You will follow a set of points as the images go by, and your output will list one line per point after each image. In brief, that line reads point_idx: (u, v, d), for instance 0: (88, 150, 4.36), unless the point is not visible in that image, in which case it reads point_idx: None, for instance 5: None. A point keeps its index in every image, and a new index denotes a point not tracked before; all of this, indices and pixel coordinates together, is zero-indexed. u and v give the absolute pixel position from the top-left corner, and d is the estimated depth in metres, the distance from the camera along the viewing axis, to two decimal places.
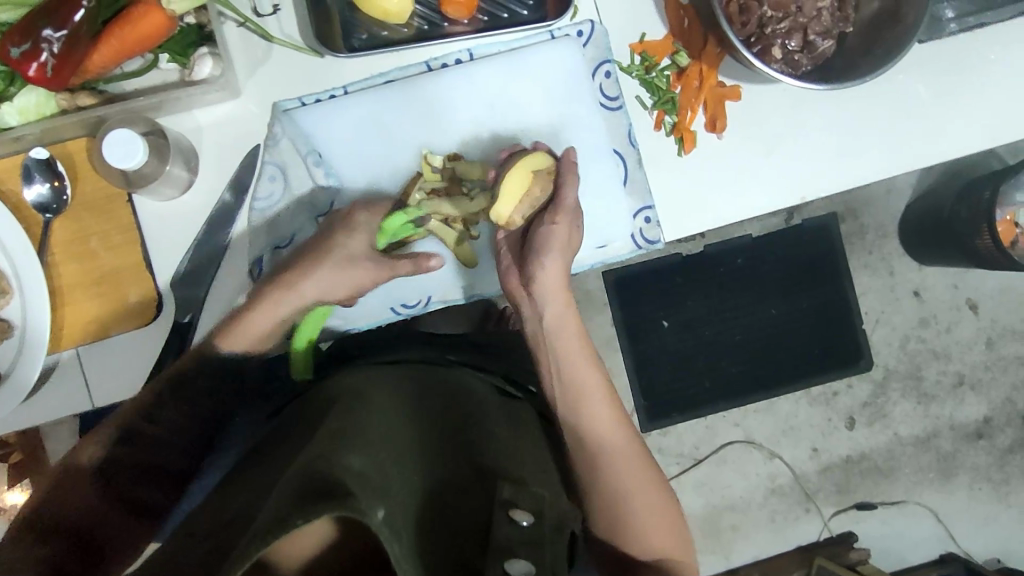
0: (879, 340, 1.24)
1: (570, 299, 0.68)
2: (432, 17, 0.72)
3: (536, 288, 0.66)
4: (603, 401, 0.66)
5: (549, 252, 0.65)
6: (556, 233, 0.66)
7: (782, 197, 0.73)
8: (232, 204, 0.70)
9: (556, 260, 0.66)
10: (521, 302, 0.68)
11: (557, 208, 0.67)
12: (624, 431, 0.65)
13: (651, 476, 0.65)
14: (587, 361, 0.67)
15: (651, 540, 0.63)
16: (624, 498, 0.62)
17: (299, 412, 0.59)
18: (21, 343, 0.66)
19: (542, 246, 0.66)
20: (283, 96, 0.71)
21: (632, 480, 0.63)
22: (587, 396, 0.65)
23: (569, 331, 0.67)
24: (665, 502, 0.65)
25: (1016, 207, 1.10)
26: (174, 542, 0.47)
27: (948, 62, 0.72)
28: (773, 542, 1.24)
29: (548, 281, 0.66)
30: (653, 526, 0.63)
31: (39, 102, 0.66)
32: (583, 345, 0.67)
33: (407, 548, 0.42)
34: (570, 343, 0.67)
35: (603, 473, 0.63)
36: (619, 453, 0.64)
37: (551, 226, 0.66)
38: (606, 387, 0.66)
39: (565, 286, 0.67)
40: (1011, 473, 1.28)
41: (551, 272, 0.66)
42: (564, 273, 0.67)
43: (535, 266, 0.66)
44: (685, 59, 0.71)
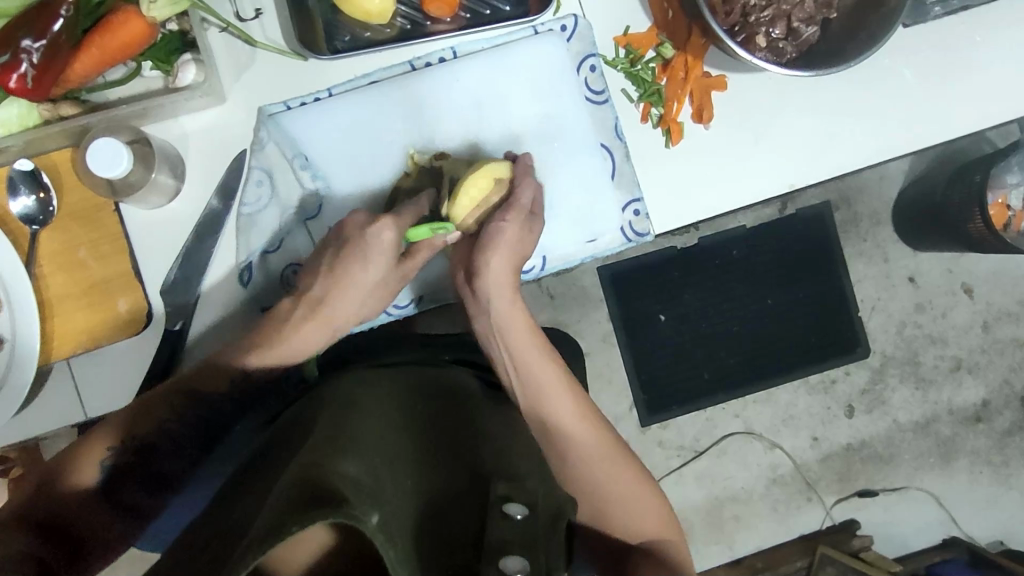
0: (876, 327, 1.24)
1: (517, 295, 0.68)
2: (413, 16, 0.71)
3: (482, 283, 0.66)
4: (566, 394, 0.66)
5: (495, 247, 0.65)
6: (506, 229, 0.64)
7: (771, 186, 0.73)
8: (220, 209, 0.69)
9: (505, 254, 0.65)
10: (468, 299, 0.68)
11: (510, 205, 0.66)
12: (590, 421, 0.66)
13: (625, 460, 0.66)
14: (543, 353, 0.67)
15: (633, 521, 0.64)
16: (601, 485, 0.64)
17: (293, 420, 0.58)
18: (12, 356, 0.66)
19: (490, 241, 0.64)
20: (268, 100, 0.70)
21: (606, 466, 0.64)
22: (547, 389, 0.66)
23: (517, 327, 0.67)
24: (641, 484, 0.65)
25: (1007, 189, 1.09)
26: (172, 555, 0.46)
27: (933, 46, 0.72)
28: (775, 532, 1.24)
29: (495, 275, 0.66)
30: (636, 509, 0.64)
31: (21, 114, 0.66)
32: (532, 337, 0.67)
33: (403, 553, 0.42)
34: (517, 340, 0.67)
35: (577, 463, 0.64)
36: (588, 447, 0.65)
37: (499, 222, 0.65)
38: (565, 380, 0.67)
39: (511, 281, 0.67)
40: (1011, 456, 1.28)
41: (498, 270, 0.65)
42: (511, 269, 0.67)
43: (478, 262, 0.65)
44: (670, 51, 0.71)
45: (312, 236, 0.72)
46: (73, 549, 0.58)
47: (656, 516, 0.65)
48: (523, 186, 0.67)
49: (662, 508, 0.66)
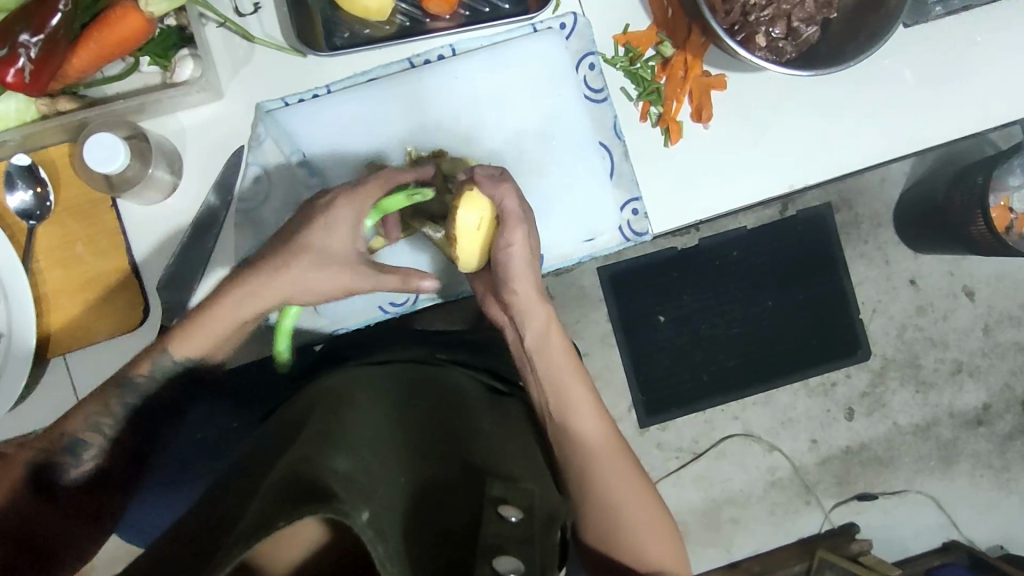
0: (876, 330, 1.24)
1: (552, 316, 0.67)
2: (413, 13, 0.71)
3: (516, 311, 0.66)
4: (592, 410, 0.65)
5: (517, 273, 0.64)
6: (514, 255, 0.63)
7: (772, 187, 0.72)
8: (217, 207, 0.69)
9: (530, 282, 0.65)
10: (504, 327, 0.69)
11: (507, 223, 0.63)
12: (611, 440, 0.65)
13: (637, 482, 0.65)
14: (570, 370, 0.66)
15: (639, 541, 0.63)
16: (611, 505, 0.63)
17: (288, 414, 0.58)
18: (7, 353, 0.66)
19: (508, 270, 0.64)
20: (266, 97, 0.70)
21: (618, 487, 0.63)
22: (575, 404, 0.65)
23: (555, 345, 0.66)
24: (649, 509, 0.64)
25: (1009, 192, 1.09)
26: (160, 548, 0.46)
27: (934, 47, 0.72)
28: (773, 535, 1.23)
29: (523, 301, 0.65)
30: (643, 531, 0.63)
31: (20, 109, 0.65)
32: (566, 361, 0.66)
33: (394, 547, 0.41)
34: (553, 354, 0.66)
35: (593, 480, 0.63)
36: (606, 465, 0.64)
37: (506, 248, 0.63)
38: (593, 396, 0.66)
39: (541, 300, 0.66)
40: (1011, 460, 1.28)
41: (525, 296, 0.65)
42: (540, 292, 0.66)
43: (506, 292, 0.65)
44: (670, 49, 0.71)
45: None
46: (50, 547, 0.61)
47: (661, 540, 0.64)
48: (502, 196, 0.62)
49: (669, 534, 0.65)
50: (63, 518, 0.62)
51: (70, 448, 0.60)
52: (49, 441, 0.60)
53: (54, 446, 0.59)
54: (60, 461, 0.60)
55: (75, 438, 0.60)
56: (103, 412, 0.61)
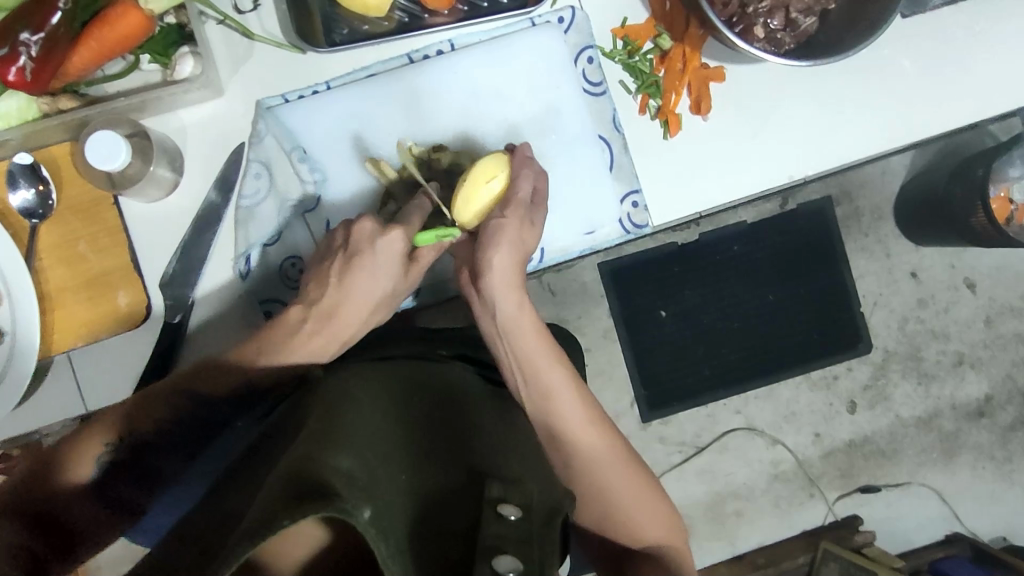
0: (878, 323, 1.24)
1: (524, 299, 0.66)
2: (411, 9, 0.70)
3: (487, 285, 0.65)
4: (574, 399, 0.65)
5: (495, 245, 0.64)
6: (505, 225, 0.64)
7: (771, 178, 0.72)
8: (218, 203, 0.69)
9: (507, 253, 0.65)
10: (472, 300, 0.68)
11: (509, 200, 0.65)
12: (598, 426, 0.65)
13: (629, 466, 0.65)
14: (550, 360, 0.65)
15: (636, 526, 0.64)
16: (603, 493, 0.63)
17: (289, 412, 0.58)
18: (11, 351, 0.66)
19: (491, 238, 0.64)
20: (266, 93, 0.70)
21: (609, 474, 0.63)
22: (558, 398, 0.65)
23: (526, 328, 0.66)
24: (644, 490, 0.64)
25: (1009, 183, 1.09)
26: (162, 550, 0.46)
27: (932, 36, 0.72)
28: (777, 528, 1.23)
29: (496, 276, 0.65)
30: (640, 515, 0.64)
31: (21, 107, 0.66)
32: (541, 346, 0.66)
33: (395, 547, 0.41)
34: (526, 339, 0.65)
35: (582, 472, 0.63)
36: (598, 455, 0.64)
37: (499, 218, 0.65)
38: (573, 383, 0.66)
39: (517, 279, 0.66)
40: (1014, 451, 1.28)
41: (501, 267, 0.65)
42: (515, 268, 0.65)
43: (483, 260, 0.64)
44: (668, 42, 0.71)
45: (310, 229, 0.72)
46: (63, 542, 0.57)
47: (659, 522, 0.64)
48: (521, 176, 0.66)
49: (667, 515, 0.65)
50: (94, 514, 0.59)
51: (131, 446, 0.60)
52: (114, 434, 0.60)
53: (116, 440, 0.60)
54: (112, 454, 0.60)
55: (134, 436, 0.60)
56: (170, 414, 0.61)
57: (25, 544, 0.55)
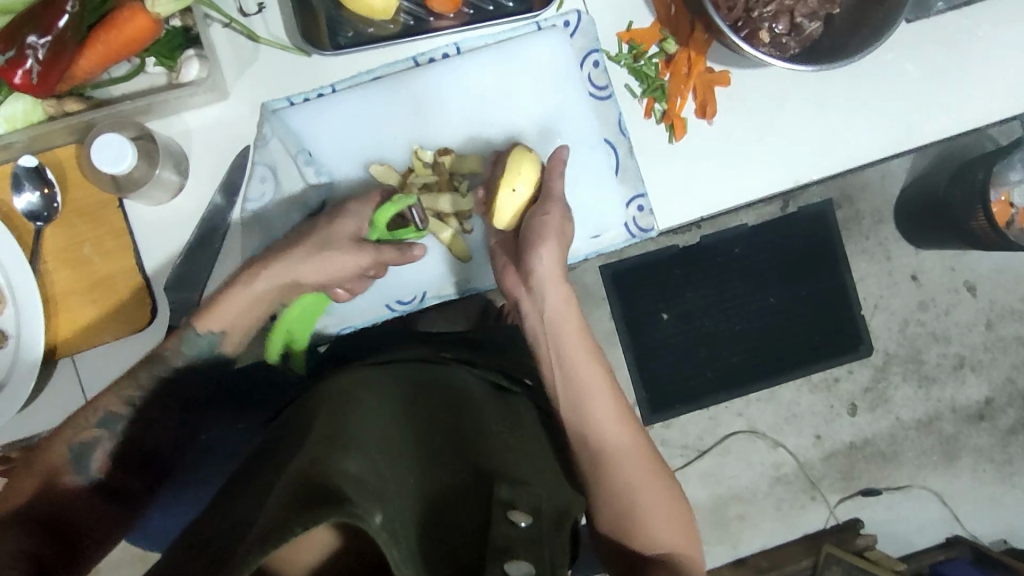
0: (879, 325, 1.24)
1: (570, 292, 0.67)
2: (416, 12, 0.71)
3: (536, 280, 0.66)
4: (608, 396, 0.65)
5: (546, 242, 0.65)
6: (549, 221, 0.66)
7: (775, 182, 0.73)
8: (223, 207, 0.69)
9: (555, 249, 0.65)
10: (520, 300, 0.67)
11: (545, 200, 0.67)
12: (627, 425, 0.65)
13: (652, 466, 0.65)
14: (586, 351, 0.66)
15: (656, 530, 0.62)
16: (630, 490, 0.63)
17: (296, 416, 0.58)
18: (16, 355, 0.66)
19: (538, 235, 0.65)
20: (272, 96, 0.70)
21: (634, 471, 0.63)
22: (589, 390, 0.65)
23: (569, 325, 0.66)
24: (667, 492, 0.64)
25: (1010, 186, 1.10)
26: (173, 555, 0.46)
27: (937, 40, 0.72)
28: (778, 531, 1.24)
29: (546, 270, 0.65)
30: (660, 517, 0.63)
31: (27, 110, 0.66)
32: (582, 341, 0.66)
33: (407, 551, 0.41)
34: (568, 335, 0.66)
35: (610, 466, 0.63)
36: (623, 451, 0.64)
37: (543, 215, 0.66)
38: (607, 379, 0.66)
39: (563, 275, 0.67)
40: (1014, 454, 1.28)
41: (549, 265, 0.65)
42: (561, 265, 0.66)
43: (531, 257, 0.65)
44: (673, 46, 0.71)
45: None
46: (69, 543, 0.59)
47: (678, 526, 0.64)
48: (552, 177, 0.68)
49: (685, 520, 0.65)
50: (93, 503, 0.62)
51: (102, 423, 0.63)
52: (83, 420, 0.62)
53: (87, 422, 0.62)
54: (91, 434, 0.62)
55: (107, 413, 0.63)
56: (134, 387, 0.64)
57: (38, 552, 0.57)
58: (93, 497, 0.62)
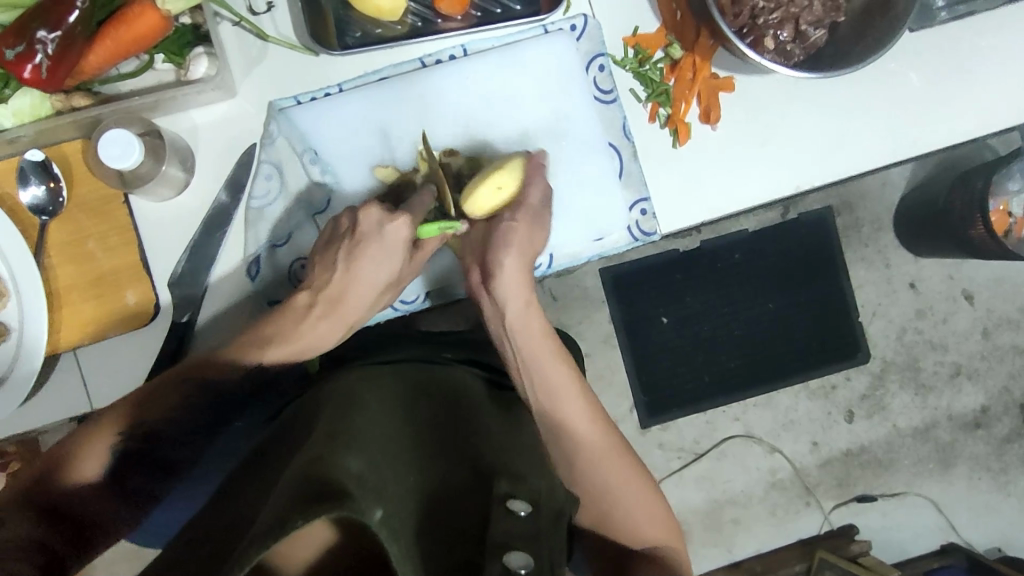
0: (876, 333, 1.24)
1: (533, 297, 0.67)
2: (424, 14, 0.71)
3: (497, 287, 0.66)
4: (579, 401, 0.66)
5: (505, 249, 0.65)
6: (514, 230, 0.65)
7: (776, 189, 0.73)
8: (228, 203, 0.70)
9: (516, 255, 0.66)
10: (483, 301, 0.68)
11: (521, 205, 0.66)
12: (603, 426, 0.66)
13: (632, 467, 0.65)
14: (556, 358, 0.67)
15: (636, 527, 0.64)
16: (604, 489, 0.63)
17: (295, 415, 0.59)
18: (18, 348, 0.66)
19: (502, 242, 0.65)
20: (279, 95, 0.71)
21: (612, 471, 0.64)
22: (563, 395, 0.65)
23: (534, 328, 0.67)
24: (646, 490, 0.65)
25: (1009, 197, 1.10)
26: (173, 551, 0.46)
27: (940, 50, 0.73)
28: (774, 536, 1.24)
29: (508, 276, 0.66)
30: (639, 514, 0.64)
31: (34, 104, 0.66)
32: (546, 343, 0.67)
33: (408, 547, 0.41)
34: (535, 341, 0.66)
35: (586, 468, 0.64)
36: (599, 453, 0.64)
37: (510, 222, 0.66)
38: (578, 382, 0.67)
39: (526, 280, 0.67)
40: (1009, 462, 1.29)
41: (511, 272, 0.65)
42: (526, 271, 0.66)
43: (492, 263, 0.65)
44: (678, 52, 0.71)
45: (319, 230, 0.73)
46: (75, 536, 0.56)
47: (658, 522, 0.64)
48: (532, 180, 0.67)
49: (664, 518, 0.65)
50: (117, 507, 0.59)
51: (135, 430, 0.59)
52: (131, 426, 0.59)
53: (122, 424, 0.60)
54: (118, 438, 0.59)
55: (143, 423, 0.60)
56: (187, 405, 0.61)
57: (47, 543, 0.54)
58: (119, 502, 0.58)
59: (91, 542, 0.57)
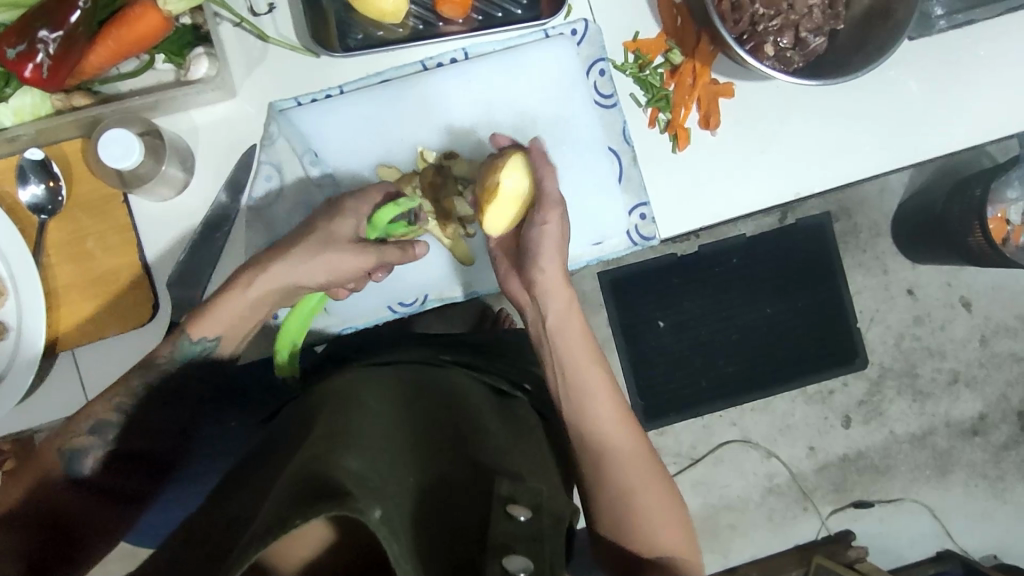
0: (874, 339, 1.25)
1: (574, 299, 0.66)
2: (426, 17, 0.71)
3: (539, 291, 0.65)
4: (611, 405, 0.65)
5: (546, 254, 0.65)
6: (548, 231, 0.64)
7: (775, 195, 0.73)
8: (228, 204, 0.70)
9: (554, 262, 0.65)
10: (527, 307, 0.68)
11: (543, 203, 0.64)
12: (630, 430, 0.65)
13: (651, 469, 0.65)
14: (590, 356, 0.66)
15: (651, 530, 0.63)
16: (627, 493, 0.63)
17: (296, 414, 0.59)
18: (16, 347, 0.66)
19: (538, 250, 0.65)
20: (278, 97, 0.71)
21: (634, 476, 0.63)
22: (591, 393, 0.64)
23: (574, 328, 0.66)
24: (664, 493, 0.64)
25: (1007, 204, 1.11)
26: (172, 550, 0.46)
27: (939, 58, 0.73)
28: (770, 541, 1.24)
29: (550, 281, 0.65)
30: (657, 517, 0.63)
31: (35, 104, 0.66)
32: (585, 343, 0.66)
33: (407, 546, 0.41)
34: (573, 341, 0.65)
35: (608, 466, 0.63)
36: (620, 452, 0.64)
37: (542, 224, 0.64)
38: (611, 385, 0.66)
39: (567, 283, 0.66)
40: (1006, 470, 1.29)
41: (552, 277, 0.65)
42: (565, 275, 0.66)
43: (533, 270, 0.65)
44: (678, 57, 0.72)
45: None
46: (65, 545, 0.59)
47: (674, 526, 0.64)
48: (545, 176, 0.65)
49: (680, 522, 0.65)
50: (84, 502, 0.60)
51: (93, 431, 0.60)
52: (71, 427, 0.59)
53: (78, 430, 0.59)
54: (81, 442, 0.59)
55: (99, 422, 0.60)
56: (126, 395, 0.61)
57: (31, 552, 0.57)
58: (81, 497, 0.60)
59: (86, 545, 0.61)
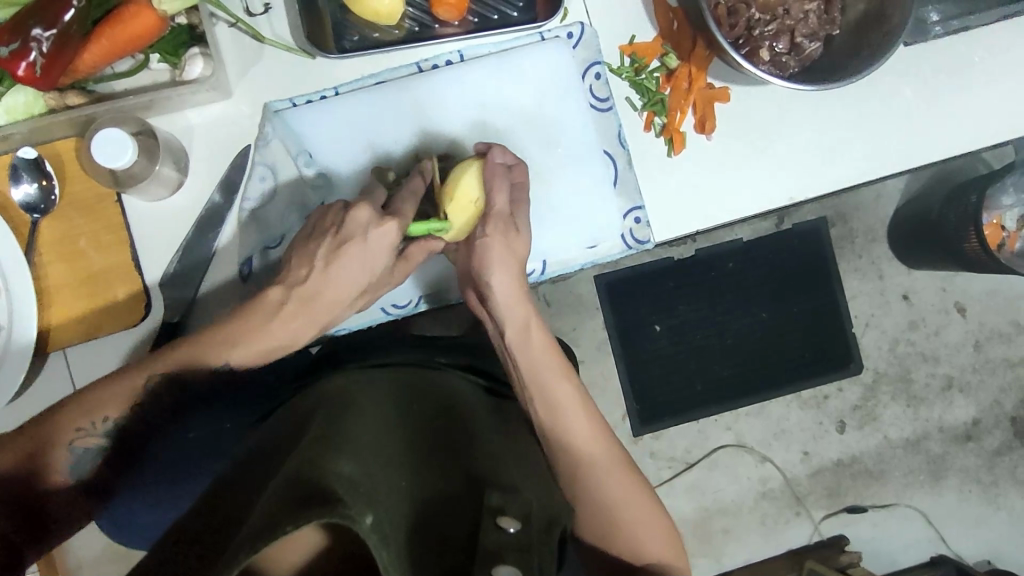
0: (869, 344, 1.25)
1: (531, 311, 0.67)
2: (422, 19, 0.71)
3: (494, 305, 0.66)
4: (585, 417, 0.66)
5: (493, 267, 0.65)
6: (490, 246, 0.65)
7: (772, 199, 0.73)
8: (222, 204, 0.70)
9: (505, 274, 0.66)
10: (485, 318, 0.69)
11: (488, 216, 0.65)
12: (606, 443, 0.66)
13: (634, 478, 0.65)
14: (557, 372, 0.66)
15: (639, 539, 0.64)
16: (609, 505, 0.63)
17: (290, 415, 0.58)
18: (6, 346, 0.65)
19: (483, 261, 0.65)
20: (274, 96, 0.71)
21: (614, 484, 0.64)
22: (564, 409, 0.65)
23: (535, 342, 0.66)
24: (649, 504, 0.65)
25: (1002, 211, 1.11)
26: (161, 551, 0.46)
27: (934, 65, 0.73)
28: (764, 546, 1.24)
29: (502, 294, 0.66)
30: (642, 527, 0.64)
31: (27, 102, 0.65)
32: (550, 357, 0.66)
33: (397, 552, 0.41)
34: (536, 355, 0.66)
35: (585, 482, 0.63)
36: (599, 464, 0.64)
37: (483, 238, 0.65)
38: (583, 399, 0.67)
39: (522, 297, 0.67)
40: (1000, 475, 1.29)
41: (501, 288, 0.66)
42: (519, 287, 0.67)
43: (483, 283, 0.66)
44: (674, 62, 0.72)
45: None
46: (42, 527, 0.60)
47: (662, 534, 0.65)
48: (496, 188, 0.65)
49: (667, 530, 0.65)
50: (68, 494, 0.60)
51: (106, 433, 0.60)
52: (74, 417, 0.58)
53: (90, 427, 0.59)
54: (91, 446, 0.59)
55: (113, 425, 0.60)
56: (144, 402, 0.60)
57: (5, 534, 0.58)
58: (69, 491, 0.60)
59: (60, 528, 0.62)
